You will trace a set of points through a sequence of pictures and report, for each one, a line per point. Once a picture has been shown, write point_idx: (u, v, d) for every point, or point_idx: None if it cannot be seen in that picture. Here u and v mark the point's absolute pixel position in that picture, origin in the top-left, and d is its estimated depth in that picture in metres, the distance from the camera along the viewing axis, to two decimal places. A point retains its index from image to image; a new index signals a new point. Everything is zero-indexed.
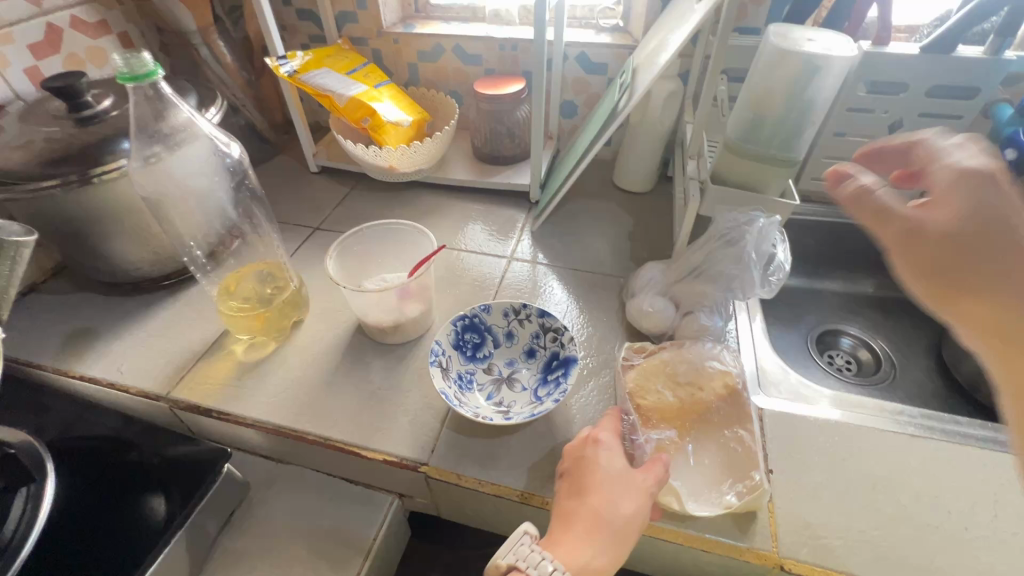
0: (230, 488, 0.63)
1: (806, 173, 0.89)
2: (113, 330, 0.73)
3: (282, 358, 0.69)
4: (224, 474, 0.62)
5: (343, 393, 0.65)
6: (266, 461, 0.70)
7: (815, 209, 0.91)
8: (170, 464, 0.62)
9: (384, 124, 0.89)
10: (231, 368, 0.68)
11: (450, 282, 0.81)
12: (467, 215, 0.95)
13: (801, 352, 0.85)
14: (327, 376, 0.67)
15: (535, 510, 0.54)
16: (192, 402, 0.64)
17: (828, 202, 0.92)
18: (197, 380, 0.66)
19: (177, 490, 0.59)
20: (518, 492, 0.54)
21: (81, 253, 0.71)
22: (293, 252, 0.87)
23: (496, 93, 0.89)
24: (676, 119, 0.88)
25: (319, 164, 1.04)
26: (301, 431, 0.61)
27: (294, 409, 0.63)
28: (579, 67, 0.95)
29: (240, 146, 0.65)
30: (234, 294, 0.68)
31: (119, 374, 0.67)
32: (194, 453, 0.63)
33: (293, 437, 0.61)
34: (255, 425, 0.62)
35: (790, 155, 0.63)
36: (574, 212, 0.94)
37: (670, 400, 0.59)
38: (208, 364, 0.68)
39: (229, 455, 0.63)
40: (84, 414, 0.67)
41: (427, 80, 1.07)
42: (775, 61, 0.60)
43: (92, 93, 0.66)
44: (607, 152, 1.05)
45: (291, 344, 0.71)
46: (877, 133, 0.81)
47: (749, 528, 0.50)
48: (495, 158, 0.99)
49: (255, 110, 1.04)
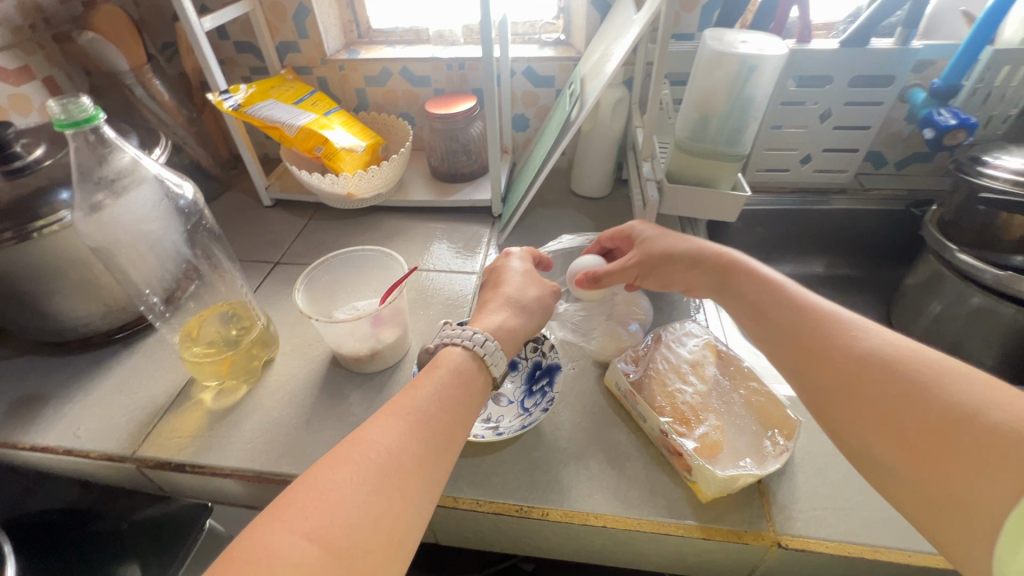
0: (212, 545, 0.60)
1: (751, 166, 0.94)
2: (66, 392, 0.68)
3: (255, 401, 0.66)
4: (205, 531, 0.59)
5: (324, 429, 0.63)
6: (247, 512, 0.66)
7: (763, 199, 0.96)
8: (144, 529, 0.58)
9: (337, 151, 0.88)
10: (202, 418, 0.64)
11: (422, 305, 0.80)
12: (432, 235, 0.94)
13: None
14: (306, 414, 0.64)
15: (536, 522, 0.54)
16: (161, 459, 0.60)
17: (774, 191, 0.97)
18: (165, 435, 0.63)
19: (155, 554, 0.55)
20: (516, 506, 0.53)
21: (22, 314, 0.66)
22: (255, 289, 0.84)
23: (448, 112, 0.90)
24: (626, 125, 0.92)
25: (273, 197, 1.01)
26: (285, 475, 0.58)
27: (273, 453, 0.60)
28: (527, 81, 0.97)
29: (192, 186, 0.63)
30: (197, 339, 0.65)
31: (76, 439, 0.63)
32: (170, 513, 0.59)
33: (277, 481, 0.58)
34: (234, 475, 0.59)
35: (736, 151, 0.67)
36: (538, 222, 0.96)
37: (691, 393, 0.57)
38: (175, 416, 0.65)
39: (207, 510, 0.60)
40: (40, 487, 0.62)
41: (376, 104, 1.06)
42: (713, 64, 0.63)
43: (21, 143, 0.62)
44: (562, 161, 1.07)
45: (262, 385, 0.68)
46: (809, 123, 0.87)
47: (746, 511, 0.51)
48: (453, 176, 1.00)
49: (199, 148, 1.00)
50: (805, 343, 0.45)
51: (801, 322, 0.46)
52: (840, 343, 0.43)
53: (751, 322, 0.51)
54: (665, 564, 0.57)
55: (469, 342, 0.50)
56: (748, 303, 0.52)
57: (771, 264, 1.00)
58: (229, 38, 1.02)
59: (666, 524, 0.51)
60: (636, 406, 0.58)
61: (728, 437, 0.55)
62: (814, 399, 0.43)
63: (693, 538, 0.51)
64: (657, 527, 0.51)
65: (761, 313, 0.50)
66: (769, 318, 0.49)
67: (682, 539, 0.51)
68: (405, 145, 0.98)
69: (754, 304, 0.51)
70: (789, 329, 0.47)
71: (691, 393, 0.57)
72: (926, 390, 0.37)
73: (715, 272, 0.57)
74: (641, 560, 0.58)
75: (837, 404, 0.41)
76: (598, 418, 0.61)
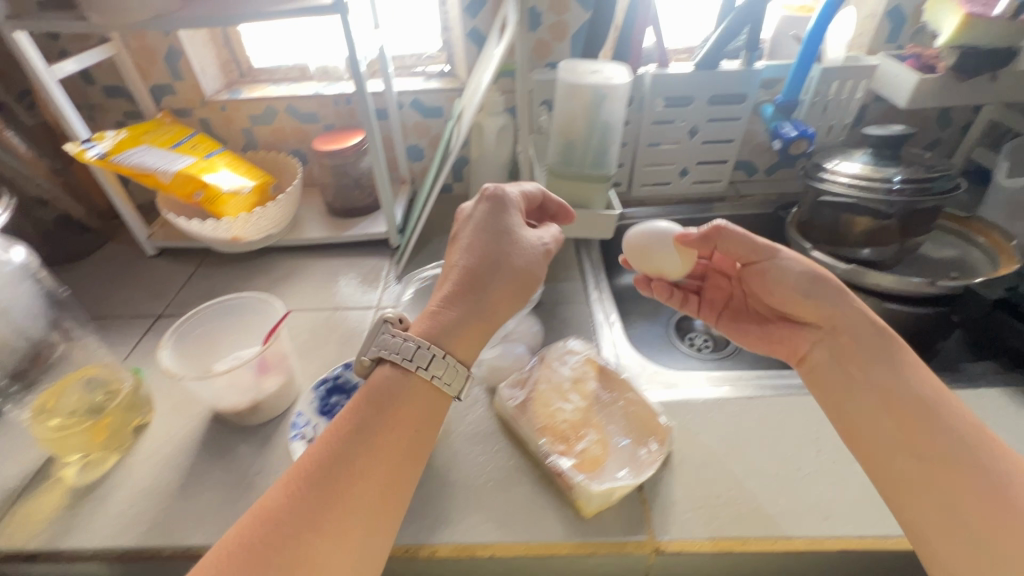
0: None
1: (635, 182, 0.99)
2: None
3: (124, 470, 0.61)
4: None
5: (203, 492, 0.59)
6: None
7: (650, 211, 1.01)
8: None
9: (219, 194, 0.84)
10: (62, 498, 0.59)
11: (316, 346, 0.78)
12: (329, 272, 0.92)
13: (665, 342, 0.94)
14: (182, 478, 0.60)
15: (426, 561, 0.53)
16: (10, 551, 0.54)
17: (660, 203, 1.03)
18: (16, 523, 0.57)
19: None
20: (403, 548, 0.52)
21: None
22: (133, 347, 0.78)
23: (337, 147, 0.89)
24: (514, 151, 0.95)
25: (157, 245, 0.96)
26: (155, 549, 0.54)
27: (143, 526, 0.56)
28: (416, 112, 0.99)
29: (21, 249, 0.62)
30: (54, 411, 0.60)
31: None
32: None
33: (146, 558, 0.54)
34: (96, 557, 0.54)
35: (602, 172, 0.70)
36: (437, 250, 0.96)
37: (571, 410, 0.59)
38: (29, 499, 0.59)
39: None
40: None
41: (265, 142, 1.04)
42: (570, 93, 0.67)
43: None
44: (461, 187, 1.09)
45: (134, 452, 0.63)
46: (680, 139, 0.93)
47: (627, 520, 0.53)
48: (350, 210, 0.99)
49: (68, 199, 0.95)
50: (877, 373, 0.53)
51: (874, 354, 0.54)
52: (902, 383, 0.52)
53: (836, 357, 0.57)
54: None
55: (410, 359, 0.49)
56: (839, 343, 0.57)
57: None
58: (95, 83, 0.96)
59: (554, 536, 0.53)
60: (521, 429, 0.59)
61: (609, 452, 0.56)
62: (856, 430, 0.53)
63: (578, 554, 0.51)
64: (543, 549, 0.52)
65: (848, 356, 0.56)
66: (853, 361, 0.55)
67: (569, 557, 0.52)
68: (295, 182, 0.96)
69: (849, 349, 0.56)
70: (874, 378, 0.53)
71: (572, 410, 0.59)
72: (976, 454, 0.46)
73: (804, 311, 0.60)
74: None
75: (898, 432, 0.50)
76: (489, 444, 0.61)
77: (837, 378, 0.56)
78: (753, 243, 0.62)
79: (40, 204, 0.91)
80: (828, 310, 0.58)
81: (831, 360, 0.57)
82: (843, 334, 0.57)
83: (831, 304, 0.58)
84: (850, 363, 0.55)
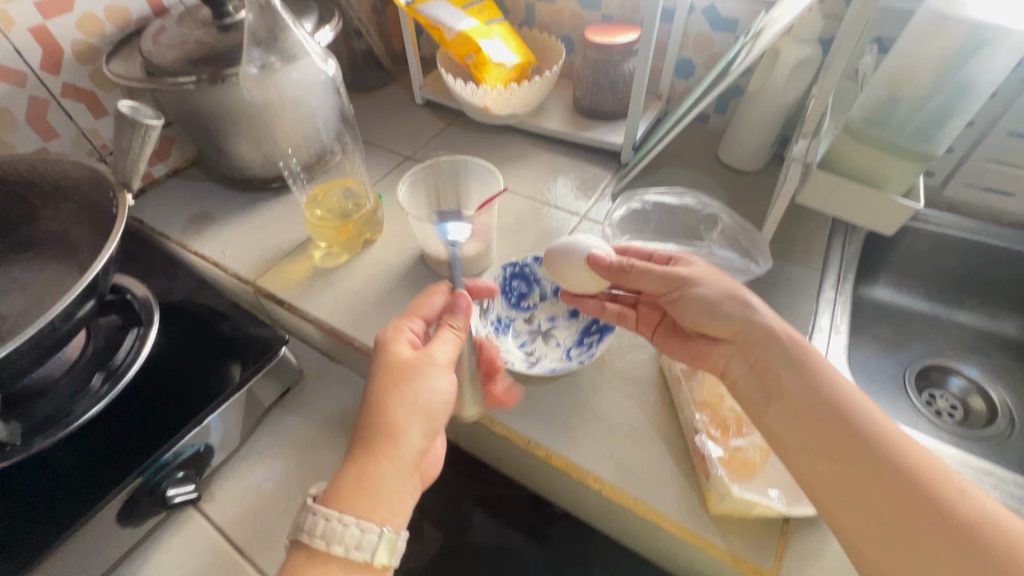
0: (230, 426, 0.51)
1: (968, 168, 0.63)
2: (231, 214, 0.69)
3: (353, 269, 0.61)
4: (233, 400, 0.50)
5: (348, 296, 0.59)
6: (320, 355, 0.62)
7: (1002, 234, 0.63)
8: (187, 371, 0.52)
9: (488, 61, 0.70)
10: (308, 271, 0.61)
11: (515, 231, 0.66)
12: (554, 168, 0.74)
13: (893, 384, 0.62)
14: (343, 298, 0.58)
15: (513, 445, 0.47)
16: (271, 291, 0.60)
17: (987, 217, 0.65)
18: (281, 273, 0.61)
19: (183, 409, 0.49)
20: None
21: (206, 147, 0.67)
22: (379, 178, 0.74)
23: (606, 40, 0.67)
24: (806, 92, 0.64)
25: (425, 98, 0.86)
26: (325, 324, 0.56)
27: (268, 267, 0.62)
28: (704, 20, 0.69)
29: (335, 63, 0.57)
30: (320, 204, 0.62)
31: (223, 255, 0.64)
32: (195, 372, 0.52)
33: (274, 299, 0.59)
34: (315, 323, 0.57)
35: (928, 148, 0.44)
36: (665, 183, 0.72)
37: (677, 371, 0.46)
38: (287, 261, 0.63)
39: (140, 504, 0.45)
40: (201, 288, 0.62)
41: (542, 23, 0.83)
42: (771, 58, 0.61)
43: (233, 4, 0.61)
44: (723, 122, 0.77)
45: (361, 262, 0.62)
46: None
47: (707, 509, 0.40)
48: (593, 112, 0.76)
49: (377, 37, 0.88)
50: (824, 405, 0.37)
51: (817, 385, 0.38)
52: (859, 420, 0.35)
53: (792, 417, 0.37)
54: (552, 489, 0.51)
55: (324, 539, 0.34)
56: (775, 370, 0.39)
57: (996, 318, 0.65)
58: None
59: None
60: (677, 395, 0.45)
61: (252, 490, 0.50)
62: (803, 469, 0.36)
63: (560, 469, 0.44)
64: (484, 420, 0.47)
65: (778, 391, 0.39)
66: (807, 416, 0.37)
67: (546, 463, 0.45)
68: (554, 66, 0.76)
69: (760, 363, 0.40)
70: (831, 431, 0.35)
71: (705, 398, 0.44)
72: (977, 527, 0.30)
73: (705, 328, 0.44)
74: (568, 501, 0.50)
75: (827, 471, 0.35)
76: (640, 399, 0.47)
77: (751, 397, 0.40)
78: (658, 272, 0.46)
79: (355, 36, 0.85)
80: (732, 320, 0.42)
81: (702, 303, 0.44)
82: (756, 348, 0.41)
83: (735, 317, 0.42)
84: (824, 448, 0.35)
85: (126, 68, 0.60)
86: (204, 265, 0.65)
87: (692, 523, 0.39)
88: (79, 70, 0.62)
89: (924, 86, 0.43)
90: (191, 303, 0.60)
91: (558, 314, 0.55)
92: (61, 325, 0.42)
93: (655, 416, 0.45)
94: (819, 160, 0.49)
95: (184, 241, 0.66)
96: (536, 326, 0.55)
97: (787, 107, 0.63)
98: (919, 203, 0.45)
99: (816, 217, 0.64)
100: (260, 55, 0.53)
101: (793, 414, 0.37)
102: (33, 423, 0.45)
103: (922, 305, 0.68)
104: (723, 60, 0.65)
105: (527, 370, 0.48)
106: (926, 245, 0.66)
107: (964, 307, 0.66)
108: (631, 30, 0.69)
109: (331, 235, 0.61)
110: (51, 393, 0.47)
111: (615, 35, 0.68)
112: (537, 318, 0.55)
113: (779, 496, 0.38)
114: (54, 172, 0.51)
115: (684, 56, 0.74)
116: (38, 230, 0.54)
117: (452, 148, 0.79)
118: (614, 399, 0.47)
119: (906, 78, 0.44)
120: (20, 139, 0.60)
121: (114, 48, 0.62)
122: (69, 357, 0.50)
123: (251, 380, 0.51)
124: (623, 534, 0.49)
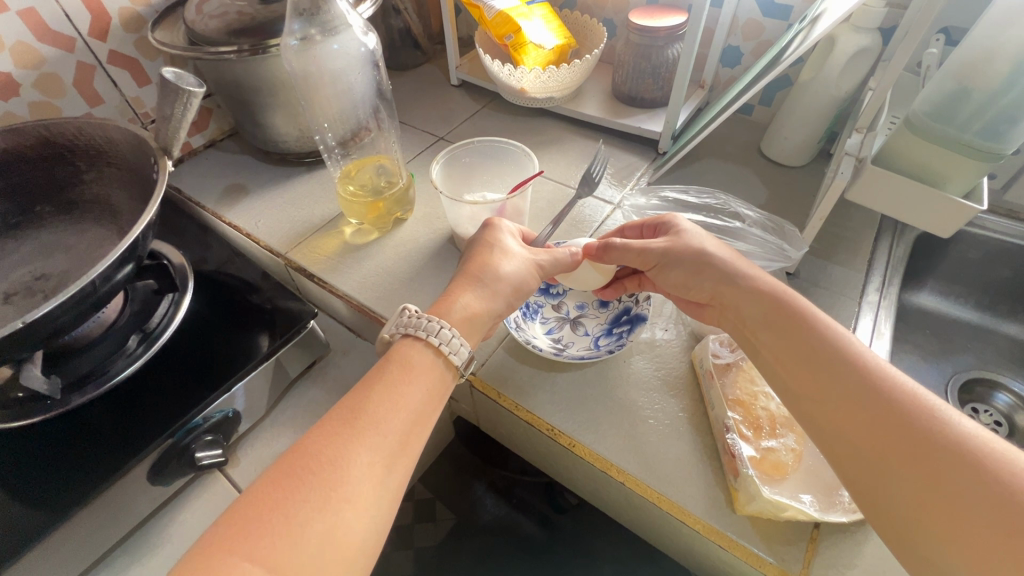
0: (259, 392, 0.52)
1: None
2: (265, 187, 0.70)
3: (382, 247, 0.61)
4: (262, 370, 0.51)
5: (376, 273, 0.59)
6: (346, 331, 0.62)
7: None
8: (218, 340, 0.53)
9: (526, 42, 0.68)
10: (338, 246, 0.62)
11: (547, 216, 0.64)
12: (588, 155, 0.73)
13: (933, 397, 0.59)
14: (372, 275, 0.58)
15: (535, 431, 0.46)
16: (301, 265, 0.60)
17: None
18: (311, 247, 0.62)
19: (211, 375, 0.50)
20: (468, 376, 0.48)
21: (243, 119, 0.67)
22: (412, 158, 0.74)
23: (650, 23, 0.64)
24: (861, 83, 0.60)
25: (460, 78, 0.85)
26: (354, 297, 0.56)
27: (299, 241, 0.62)
28: (755, 4, 0.66)
29: (376, 37, 0.57)
30: (353, 179, 0.62)
31: (256, 226, 0.65)
32: (226, 341, 0.53)
33: (303, 273, 0.60)
34: (343, 298, 0.57)
35: (996, 146, 0.41)
36: (702, 175, 0.69)
37: (708, 365, 0.44)
38: (318, 236, 0.63)
39: (170, 466, 0.46)
40: (235, 257, 0.63)
41: (584, 4, 0.80)
42: (826, 47, 0.58)
43: None
44: (767, 114, 0.74)
45: (391, 239, 0.62)
46: None
47: (734, 509, 0.39)
48: (632, 98, 0.74)
49: (415, 15, 0.87)
50: (807, 343, 0.36)
51: (800, 325, 0.37)
52: (841, 354, 0.34)
53: (773, 369, 0.38)
54: (572, 477, 0.50)
55: (420, 330, 0.40)
56: (752, 327, 0.40)
57: None
58: None
59: (108, 568, 0.44)
60: (708, 390, 0.44)
61: (274, 459, 0.51)
62: (795, 407, 0.36)
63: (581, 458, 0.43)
64: (509, 405, 0.46)
65: (764, 338, 0.39)
66: (790, 357, 0.36)
67: (567, 451, 0.45)
68: (594, 50, 0.74)
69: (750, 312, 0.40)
70: (815, 368, 0.35)
71: (736, 396, 0.42)
72: (959, 446, 0.29)
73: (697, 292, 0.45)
74: (590, 491, 0.50)
75: (811, 408, 0.34)
76: (670, 393, 0.46)
77: (747, 348, 0.41)
78: (635, 249, 0.47)
79: (393, 12, 0.84)
80: (709, 286, 0.43)
81: (687, 256, 0.45)
82: (742, 298, 0.41)
83: (713, 280, 0.43)
84: (805, 388, 0.35)
85: (169, 37, 0.60)
86: (237, 237, 0.65)
87: (716, 522, 0.38)
88: (124, 38, 0.63)
89: (999, 79, 0.40)
90: (225, 274, 0.61)
91: (587, 302, 0.55)
92: (98, 289, 0.43)
93: (683, 412, 0.44)
94: (873, 154, 0.47)
95: (218, 212, 0.67)
96: (564, 314, 0.54)
97: (839, 100, 0.60)
98: (982, 206, 0.43)
99: (862, 217, 0.62)
100: (302, 26, 0.53)
101: (777, 357, 0.37)
102: (73, 378, 0.47)
103: (968, 314, 0.65)
104: (773, 48, 0.62)
105: (555, 357, 0.47)
106: (978, 252, 0.63)
107: (1015, 319, 0.63)
108: (677, 14, 0.67)
109: (363, 211, 0.60)
110: (90, 352, 0.49)
111: (659, 18, 0.66)
112: (566, 306, 0.54)
113: (811, 502, 0.37)
114: (98, 136, 0.52)
115: (731, 43, 0.71)
116: (82, 193, 0.55)
117: (485, 130, 0.78)
118: (642, 391, 0.46)
119: (978, 70, 0.41)
120: (67, 103, 0.62)
121: (159, 17, 0.63)
122: (107, 317, 0.51)
123: (279, 349, 0.52)
124: (647, 529, 0.48)
